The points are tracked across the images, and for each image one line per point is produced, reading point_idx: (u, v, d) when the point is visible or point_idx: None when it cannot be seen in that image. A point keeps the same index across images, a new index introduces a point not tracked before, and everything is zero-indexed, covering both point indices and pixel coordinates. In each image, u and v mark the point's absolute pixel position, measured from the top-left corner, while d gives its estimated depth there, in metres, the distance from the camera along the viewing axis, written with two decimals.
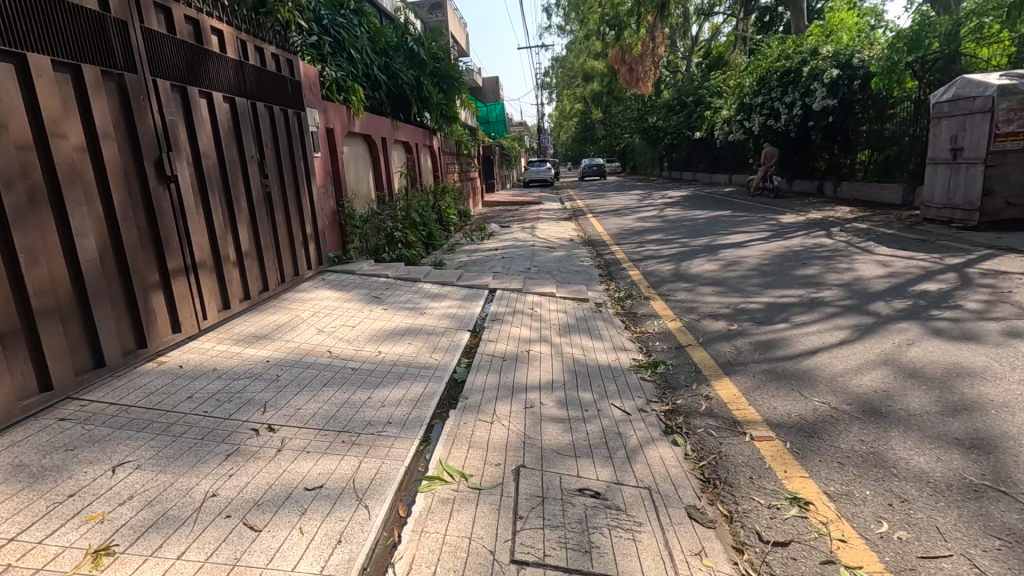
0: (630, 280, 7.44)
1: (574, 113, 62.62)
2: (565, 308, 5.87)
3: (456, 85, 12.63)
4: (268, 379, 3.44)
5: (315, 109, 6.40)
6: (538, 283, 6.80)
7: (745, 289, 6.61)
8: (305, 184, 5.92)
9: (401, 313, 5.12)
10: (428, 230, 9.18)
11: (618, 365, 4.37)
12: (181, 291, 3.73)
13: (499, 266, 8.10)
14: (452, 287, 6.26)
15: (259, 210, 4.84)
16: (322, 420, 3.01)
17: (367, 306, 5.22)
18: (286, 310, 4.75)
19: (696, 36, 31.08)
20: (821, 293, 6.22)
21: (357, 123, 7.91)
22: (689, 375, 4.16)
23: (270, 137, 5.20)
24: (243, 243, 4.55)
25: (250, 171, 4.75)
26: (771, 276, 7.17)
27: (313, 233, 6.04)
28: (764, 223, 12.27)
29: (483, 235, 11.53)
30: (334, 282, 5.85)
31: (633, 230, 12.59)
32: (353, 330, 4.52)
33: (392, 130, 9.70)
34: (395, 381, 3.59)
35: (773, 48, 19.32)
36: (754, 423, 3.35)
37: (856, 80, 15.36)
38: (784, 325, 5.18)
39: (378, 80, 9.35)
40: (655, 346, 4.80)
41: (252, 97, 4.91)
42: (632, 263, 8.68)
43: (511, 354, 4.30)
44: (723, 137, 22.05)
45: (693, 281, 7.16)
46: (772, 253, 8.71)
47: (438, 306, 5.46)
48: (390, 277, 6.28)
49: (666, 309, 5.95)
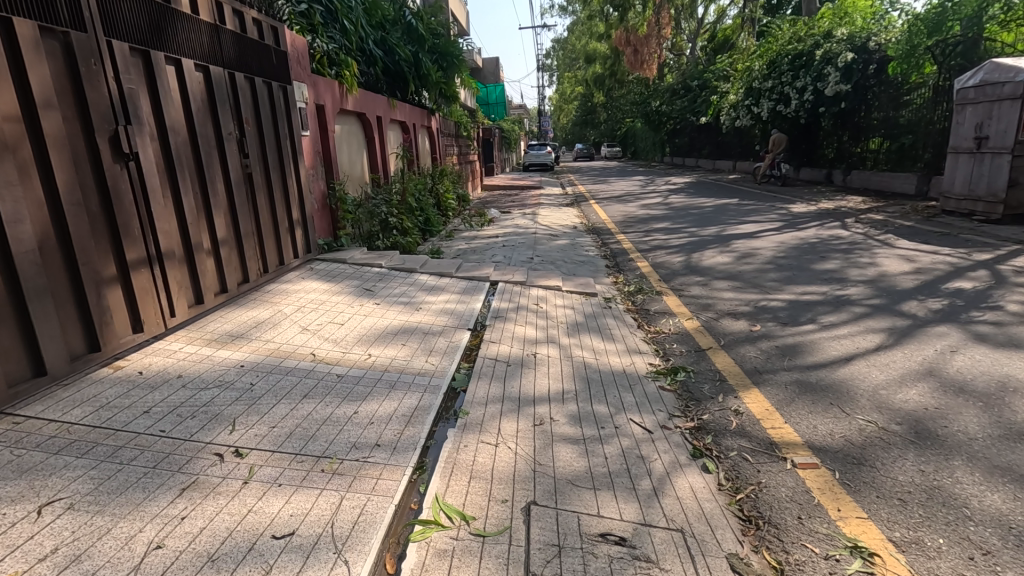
0: (639, 272, 7.01)
1: (575, 96, 61.67)
2: (572, 303, 5.43)
3: (457, 63, 12.01)
4: (239, 389, 3.01)
5: (304, 84, 5.88)
6: (542, 274, 6.36)
7: (763, 284, 6.18)
8: (292, 165, 5.43)
9: (394, 309, 4.69)
10: (424, 215, 8.71)
11: (633, 371, 3.96)
12: (143, 285, 3.28)
13: (500, 255, 7.65)
14: (450, 279, 5.81)
15: (238, 194, 4.37)
16: (299, 442, 2.59)
17: (357, 300, 4.78)
18: (267, 305, 4.30)
19: (702, 18, 30.29)
20: (845, 290, 5.81)
21: (350, 100, 7.37)
22: (714, 385, 3.75)
23: (251, 112, 4.69)
24: (220, 230, 4.09)
25: (228, 150, 4.27)
26: (789, 271, 6.74)
27: (300, 218, 5.57)
28: (774, 212, 11.79)
29: (483, 221, 11.06)
30: (322, 273, 5.40)
31: (638, 217, 12.12)
32: (340, 328, 4.09)
33: (388, 109, 9.14)
34: (386, 392, 3.17)
35: (784, 30, 18.66)
36: (793, 446, 2.96)
37: (871, 65, 14.76)
38: (812, 326, 4.76)
39: (373, 56, 8.77)
40: (673, 350, 4.39)
41: (231, 67, 4.40)
42: (640, 253, 8.24)
43: (516, 359, 3.87)
44: (729, 123, 21.47)
45: (706, 274, 6.72)
46: (788, 245, 8.27)
47: (435, 301, 5.03)
48: (383, 268, 5.83)
49: (681, 306, 5.53)
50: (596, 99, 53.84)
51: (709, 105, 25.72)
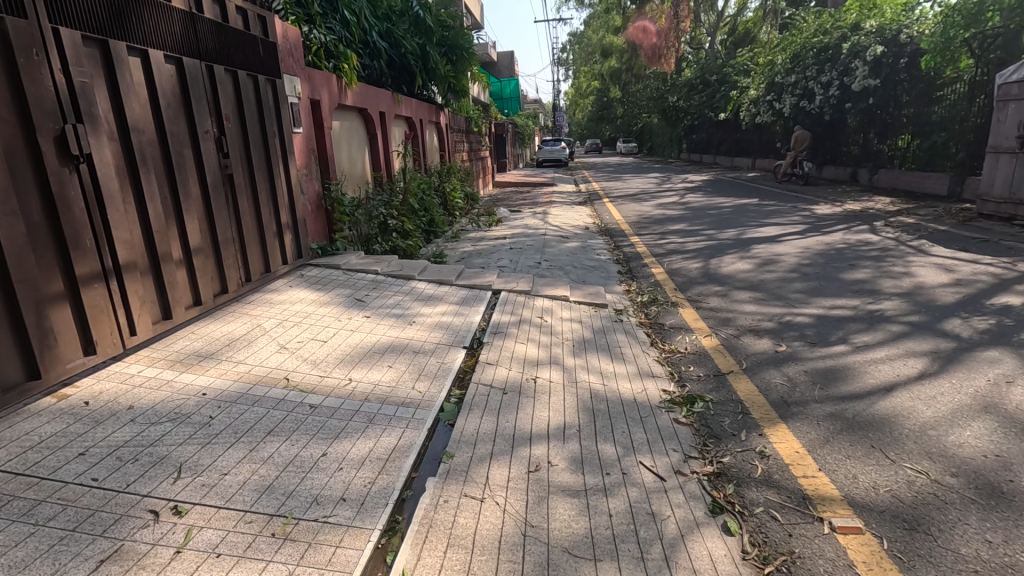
0: (653, 280, 6.58)
1: (591, 91, 60.95)
2: (579, 317, 5.02)
3: (467, 56, 11.55)
4: (196, 424, 2.66)
5: (297, 78, 5.54)
6: (549, 282, 5.95)
7: (788, 296, 5.71)
8: (281, 165, 5.08)
9: (385, 322, 4.31)
10: (428, 216, 8.35)
11: (645, 399, 3.55)
12: (96, 302, 2.94)
13: (506, 260, 7.27)
14: (449, 287, 5.44)
15: (216, 198, 4.03)
16: (253, 494, 2.23)
17: (346, 312, 4.42)
18: (246, 319, 3.95)
19: (723, 11, 29.53)
20: (879, 304, 5.32)
21: (351, 95, 7.00)
22: (735, 419, 3.32)
23: (232, 108, 4.34)
24: (193, 238, 3.75)
25: (204, 150, 3.93)
26: (816, 280, 6.27)
27: (290, 222, 5.22)
28: (797, 214, 11.22)
29: (491, 220, 10.68)
30: (312, 281, 5.05)
31: (653, 218, 11.63)
32: (323, 346, 3.72)
33: (393, 104, 8.78)
34: (362, 428, 2.79)
35: (809, 23, 17.98)
36: (831, 501, 2.53)
37: (902, 58, 14.03)
38: (845, 348, 4.30)
39: (378, 48, 8.39)
40: (689, 374, 3.97)
41: (208, 58, 4.05)
42: (654, 258, 7.79)
43: (513, 386, 3.48)
44: (749, 119, 20.84)
45: (726, 284, 6.27)
46: (813, 251, 7.77)
47: (431, 313, 4.64)
48: (378, 275, 5.47)
49: (699, 320, 5.09)
50: (612, 93, 53.00)
51: (729, 100, 24.98)
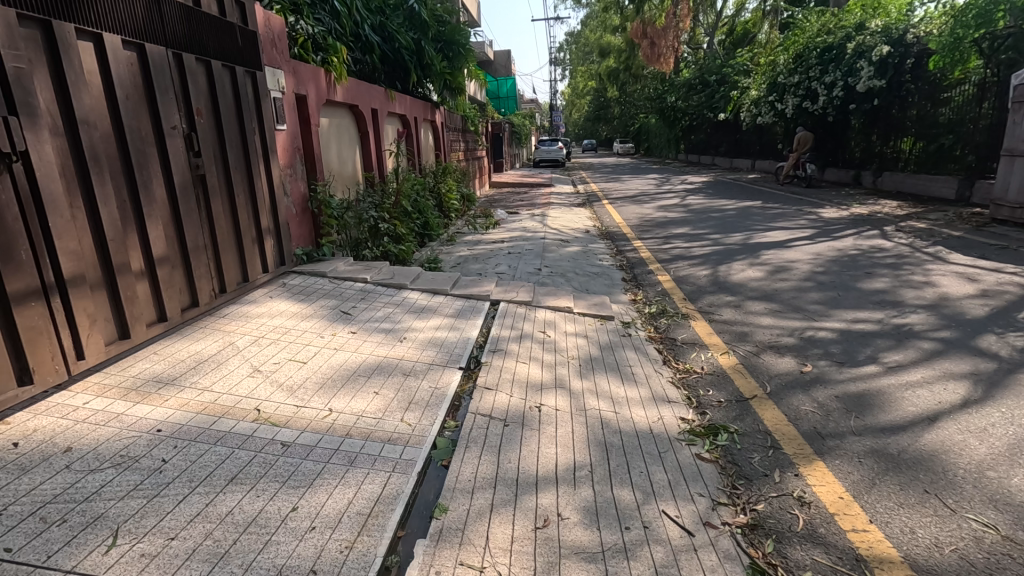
0: (660, 288, 6.22)
1: (588, 91, 60.72)
2: (584, 331, 4.65)
3: (464, 53, 11.16)
4: (144, 470, 2.26)
5: (281, 71, 5.14)
6: (551, 291, 5.57)
7: (806, 308, 5.35)
8: (262, 165, 4.67)
9: (373, 338, 3.92)
10: (423, 218, 7.95)
11: (661, 429, 3.18)
12: (32, 323, 2.53)
13: (505, 266, 6.89)
14: (444, 297, 5.05)
15: (186, 201, 3.62)
16: (203, 567, 1.83)
17: (330, 326, 4.03)
18: (218, 336, 3.55)
19: (722, 11, 29.23)
20: (905, 317, 4.97)
21: (341, 91, 6.60)
22: (766, 454, 2.95)
23: (205, 102, 3.93)
24: (157, 246, 3.35)
25: (171, 147, 3.52)
26: (833, 290, 5.92)
27: (272, 226, 4.81)
28: (803, 218, 10.89)
29: (488, 223, 10.30)
30: (294, 291, 4.66)
31: (654, 221, 11.27)
32: (303, 368, 3.33)
33: (386, 101, 8.38)
34: (340, 474, 2.40)
35: (812, 23, 17.68)
36: (890, 564, 2.16)
37: (908, 59, 13.73)
38: (876, 369, 3.93)
39: (370, 42, 7.99)
40: (708, 399, 3.60)
41: (176, 46, 3.64)
42: (660, 264, 7.43)
43: (515, 415, 3.09)
44: (749, 119, 20.54)
45: (738, 294, 5.91)
46: (825, 258, 7.43)
47: (423, 327, 4.25)
48: (367, 284, 5.07)
49: (713, 335, 4.72)
50: (609, 93, 52.66)
51: (728, 100, 24.67)
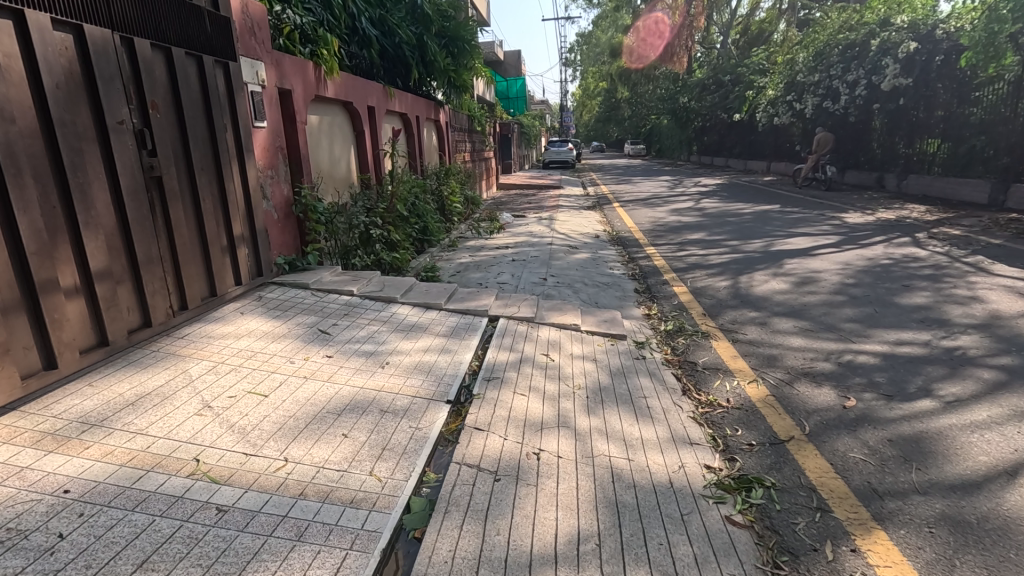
0: (677, 302, 5.68)
1: (599, 92, 60.21)
2: (593, 353, 4.13)
3: (469, 49, 10.68)
4: (30, 552, 1.78)
5: (261, 62, 4.69)
6: (556, 305, 5.06)
7: (841, 327, 4.79)
8: (236, 166, 4.21)
9: (350, 364, 3.43)
10: (422, 223, 7.48)
11: (682, 482, 2.67)
12: None
13: (507, 275, 6.39)
14: (437, 312, 4.55)
15: (136, 207, 3.17)
16: None
17: (303, 349, 3.54)
18: (169, 364, 3.08)
19: (736, 10, 28.55)
20: (956, 339, 4.39)
21: (332, 86, 6.13)
22: (812, 521, 2.42)
23: (163, 94, 3.47)
24: (96, 259, 2.89)
25: (118, 145, 3.06)
26: (869, 305, 5.35)
27: (246, 234, 4.34)
28: (826, 223, 10.29)
29: (493, 227, 9.81)
30: (270, 306, 4.19)
31: (668, 226, 10.74)
32: (262, 403, 2.85)
33: (385, 99, 7.91)
34: (283, 554, 1.91)
35: (833, 19, 16.98)
36: None
37: (937, 56, 12.99)
38: (932, 405, 3.37)
39: (368, 36, 7.52)
40: (737, 440, 3.08)
41: (126, 30, 3.19)
42: (675, 274, 6.89)
43: (509, 466, 2.59)
44: (766, 120, 19.89)
45: (763, 309, 5.36)
46: (855, 268, 6.86)
47: (410, 350, 3.76)
48: (352, 298, 4.59)
49: (739, 359, 4.19)
50: (620, 94, 52.08)
51: (743, 100, 24.02)
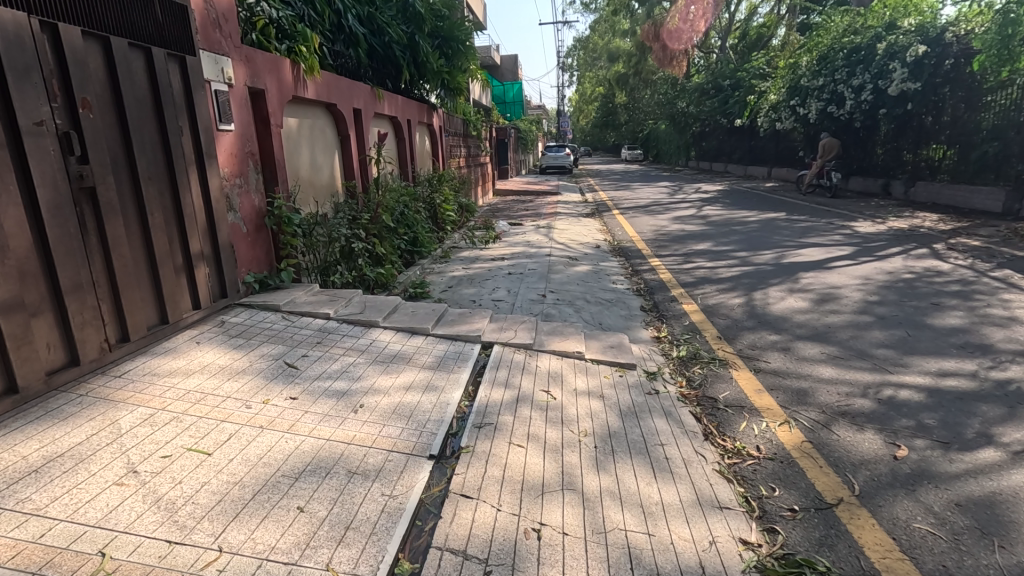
0: (688, 322, 5.20)
1: (597, 97, 60.05)
2: (599, 387, 3.64)
3: (464, 49, 10.20)
4: None
5: (228, 58, 4.20)
6: (557, 327, 4.57)
7: (873, 354, 4.30)
8: (194, 173, 3.71)
9: (316, 409, 2.91)
10: (411, 233, 7.01)
11: (716, 566, 2.16)
12: None
13: (502, 292, 5.91)
14: (423, 338, 4.06)
15: (58, 224, 2.66)
16: None
17: (263, 389, 3.02)
18: (96, 414, 2.56)
19: (735, 15, 28.23)
20: (1005, 370, 3.91)
21: (313, 86, 5.65)
22: None
23: (99, 91, 2.97)
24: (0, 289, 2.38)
25: (35, 151, 2.56)
26: (899, 327, 4.88)
27: (207, 251, 3.83)
28: (836, 232, 9.85)
29: (488, 237, 9.34)
30: (232, 333, 3.67)
31: (671, 234, 10.27)
32: (201, 465, 2.33)
33: (373, 101, 7.43)
34: None
35: (837, 22, 16.60)
36: None
37: (947, 59, 12.60)
38: (998, 456, 2.88)
39: (355, 34, 7.04)
40: (776, 504, 2.59)
41: (49, 15, 2.69)
42: (683, 289, 6.41)
43: (502, 552, 2.09)
44: (768, 125, 19.50)
45: (784, 331, 4.88)
46: (876, 283, 6.39)
47: (390, 387, 3.25)
48: (327, 323, 4.08)
49: (764, 395, 3.69)
50: (617, 99, 51.87)
51: (744, 105, 23.70)
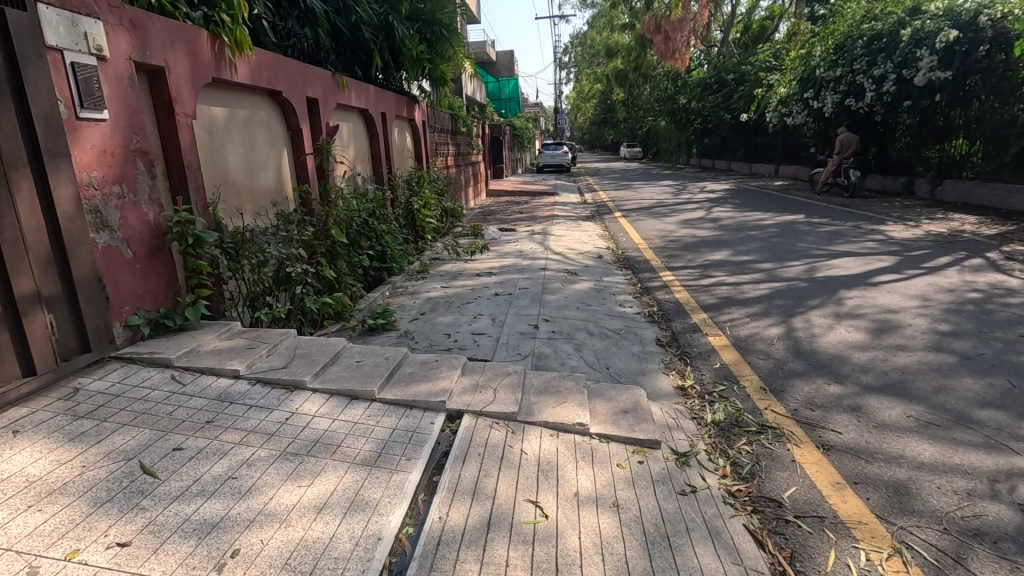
0: (721, 365, 4.06)
1: (594, 94, 58.98)
2: (611, 488, 2.51)
3: (448, 34, 9.01)
4: None
5: (100, 19, 3.07)
6: (552, 381, 3.44)
7: (979, 420, 3.16)
8: (24, 181, 2.57)
9: (152, 568, 1.77)
10: (379, 245, 5.87)
11: None
12: None
13: (484, 322, 4.78)
14: (364, 408, 2.92)
15: None
16: None
17: (77, 528, 1.88)
18: None
19: (738, 8, 27.15)
20: None
21: (245, 67, 4.51)
22: None
23: None
24: None
25: None
26: (994, 373, 3.76)
27: (50, 293, 2.69)
28: (868, 237, 8.76)
29: (475, 246, 8.21)
30: (79, 413, 2.53)
31: (682, 241, 9.13)
32: None
33: (335, 90, 6.29)
34: None
35: (853, 8, 15.42)
36: None
37: (981, 45, 11.43)
38: None
39: (311, 9, 5.86)
40: None
41: None
42: (706, 314, 5.27)
43: None
44: (778, 120, 18.36)
45: (846, 380, 3.73)
46: (939, 305, 5.27)
47: (291, 509, 2.11)
48: (233, 388, 2.93)
49: (849, 495, 2.56)
50: (616, 95, 50.80)
51: (749, 100, 22.55)
